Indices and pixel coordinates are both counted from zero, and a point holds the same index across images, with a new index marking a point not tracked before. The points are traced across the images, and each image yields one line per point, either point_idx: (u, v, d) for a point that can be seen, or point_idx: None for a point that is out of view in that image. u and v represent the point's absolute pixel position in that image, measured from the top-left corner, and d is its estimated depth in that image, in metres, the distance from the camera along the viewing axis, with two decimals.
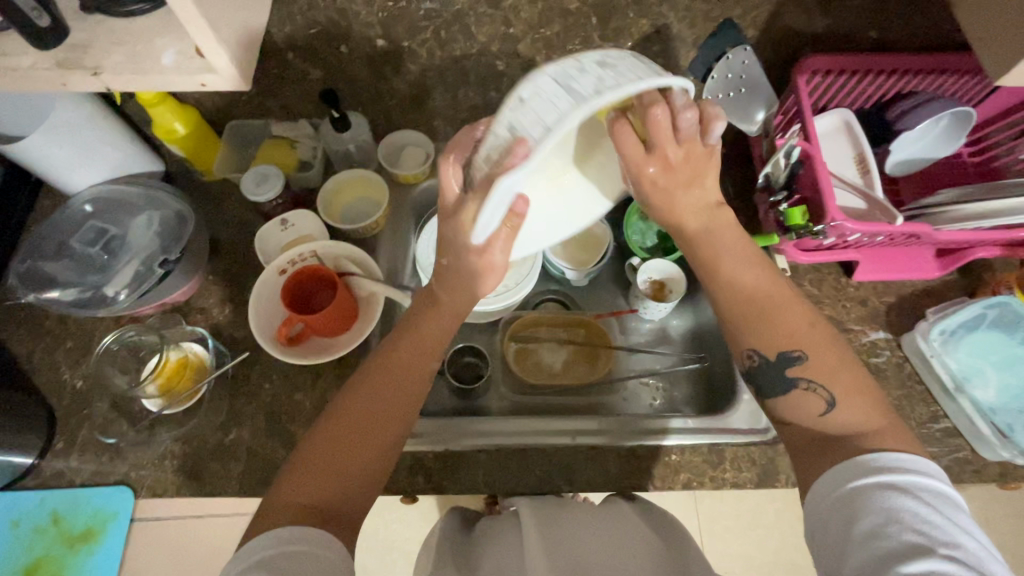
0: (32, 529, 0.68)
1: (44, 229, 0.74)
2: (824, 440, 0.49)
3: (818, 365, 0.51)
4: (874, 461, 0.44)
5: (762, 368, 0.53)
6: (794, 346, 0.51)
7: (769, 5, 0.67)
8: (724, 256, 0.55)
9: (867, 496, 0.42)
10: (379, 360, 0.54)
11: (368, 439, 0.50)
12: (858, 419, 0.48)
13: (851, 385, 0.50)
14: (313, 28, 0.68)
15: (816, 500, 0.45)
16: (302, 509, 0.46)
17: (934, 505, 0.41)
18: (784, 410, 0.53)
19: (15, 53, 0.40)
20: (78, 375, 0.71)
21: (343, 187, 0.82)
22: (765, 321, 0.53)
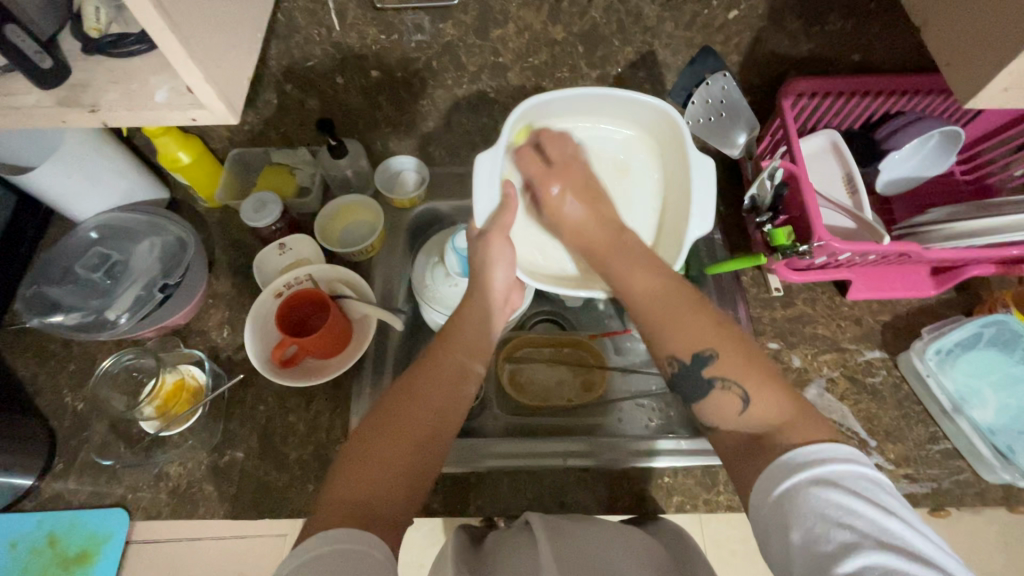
0: (28, 551, 0.68)
1: (50, 256, 0.77)
2: (757, 442, 0.47)
3: (729, 362, 0.50)
4: (794, 460, 0.43)
5: (682, 374, 0.52)
6: (707, 345, 0.50)
7: (751, 31, 0.68)
8: (628, 267, 0.58)
9: (795, 499, 0.42)
10: (418, 369, 0.57)
11: (412, 438, 0.51)
12: (772, 415, 0.47)
13: (761, 376, 0.49)
14: (309, 60, 0.70)
15: (756, 506, 0.44)
16: (345, 509, 0.46)
17: (860, 494, 0.41)
18: (708, 415, 0.51)
19: (19, 93, 0.43)
20: (79, 398, 0.73)
21: (340, 212, 0.84)
22: (672, 325, 0.53)
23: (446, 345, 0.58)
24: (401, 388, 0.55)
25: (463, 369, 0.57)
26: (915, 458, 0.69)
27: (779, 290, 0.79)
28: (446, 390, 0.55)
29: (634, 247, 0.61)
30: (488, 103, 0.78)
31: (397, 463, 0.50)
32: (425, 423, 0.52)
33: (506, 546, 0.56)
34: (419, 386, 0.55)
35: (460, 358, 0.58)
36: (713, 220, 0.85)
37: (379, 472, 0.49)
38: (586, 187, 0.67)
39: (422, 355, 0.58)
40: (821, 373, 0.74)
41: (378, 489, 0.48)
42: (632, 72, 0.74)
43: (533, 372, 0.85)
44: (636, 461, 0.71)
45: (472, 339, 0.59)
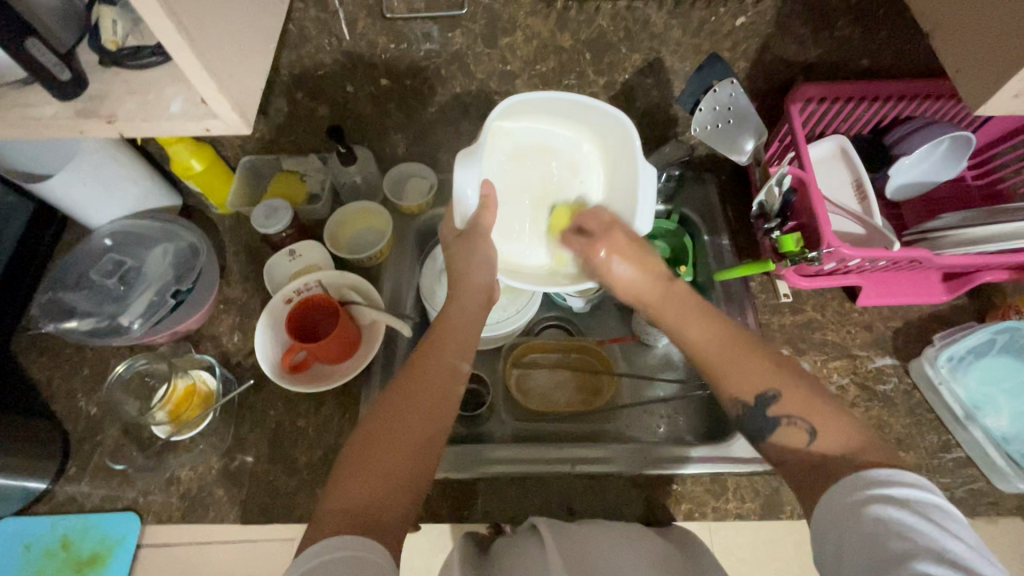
0: (43, 553, 0.69)
1: (66, 262, 0.79)
2: (820, 470, 0.48)
3: (793, 399, 0.52)
4: (864, 478, 0.45)
5: (748, 416, 0.54)
6: (768, 386, 0.53)
7: (758, 37, 0.68)
8: (684, 319, 0.60)
9: (857, 510, 0.43)
10: (408, 375, 0.57)
11: (407, 444, 0.51)
12: (837, 445, 0.49)
13: (826, 410, 0.51)
14: (320, 69, 0.71)
15: (819, 517, 0.46)
16: (347, 513, 0.46)
17: (923, 514, 0.42)
18: (773, 451, 0.53)
19: (39, 104, 0.44)
20: (93, 402, 0.74)
21: (349, 218, 0.85)
22: (734, 370, 0.55)
23: (434, 350, 0.59)
24: (391, 394, 0.55)
25: (451, 372, 0.58)
26: (927, 467, 0.68)
27: (788, 296, 0.79)
28: (437, 394, 0.55)
29: (686, 298, 0.62)
30: (497, 110, 0.79)
31: (395, 468, 0.50)
32: (418, 429, 0.53)
33: (517, 550, 0.56)
34: (410, 391, 0.55)
35: (448, 362, 0.58)
36: (721, 225, 0.85)
37: (376, 479, 0.49)
38: (639, 248, 0.64)
39: (410, 360, 0.59)
40: (831, 380, 0.74)
41: (378, 496, 0.48)
42: (639, 79, 0.74)
43: (541, 377, 0.85)
44: (647, 469, 0.71)
45: (457, 343, 0.60)
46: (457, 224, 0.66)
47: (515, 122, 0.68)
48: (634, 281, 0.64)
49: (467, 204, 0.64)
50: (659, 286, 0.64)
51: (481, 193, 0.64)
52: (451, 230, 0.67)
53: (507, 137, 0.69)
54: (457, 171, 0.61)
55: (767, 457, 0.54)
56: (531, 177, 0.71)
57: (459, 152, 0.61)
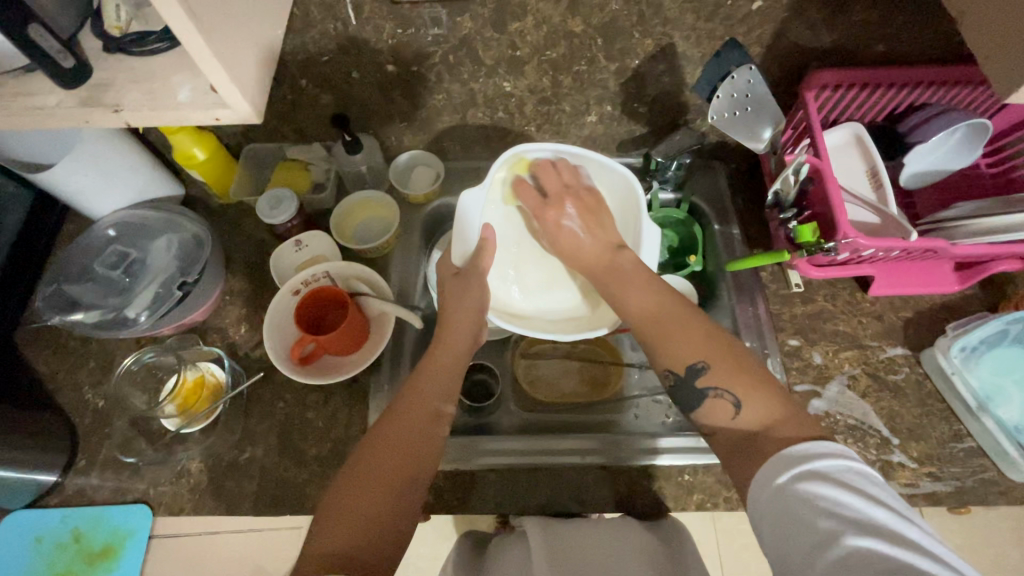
0: (53, 546, 0.70)
1: (70, 253, 0.77)
2: (748, 441, 0.49)
3: (720, 372, 0.52)
4: (789, 455, 0.45)
5: (680, 387, 0.54)
6: (698, 357, 0.53)
7: (774, 22, 0.67)
8: (624, 287, 0.59)
9: (790, 492, 0.43)
10: (391, 417, 0.58)
11: (384, 488, 0.53)
12: (762, 416, 0.49)
13: (751, 381, 0.51)
14: (324, 55, 0.70)
15: (755, 500, 0.45)
16: (330, 557, 0.47)
17: (847, 485, 0.42)
18: (705, 424, 0.53)
19: (43, 93, 0.43)
20: (100, 395, 0.73)
21: (355, 207, 0.84)
22: (667, 340, 0.55)
23: (416, 391, 0.60)
24: (372, 437, 0.57)
25: (433, 413, 0.58)
26: (937, 456, 0.68)
27: (800, 286, 0.78)
28: (421, 438, 0.56)
29: (628, 267, 0.61)
30: (505, 97, 0.77)
31: (373, 512, 0.51)
32: (400, 471, 0.54)
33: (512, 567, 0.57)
34: (389, 434, 0.56)
35: (431, 403, 0.59)
36: (731, 214, 0.84)
37: (357, 522, 0.50)
38: (594, 214, 0.65)
39: (392, 404, 0.59)
40: (842, 370, 0.73)
41: (357, 537, 0.49)
42: (651, 65, 0.72)
43: (548, 368, 0.85)
44: (637, 459, 0.70)
45: (440, 381, 0.61)
46: (453, 262, 0.69)
47: None
48: (583, 244, 0.64)
49: (468, 241, 0.69)
50: (607, 254, 0.63)
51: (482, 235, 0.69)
52: (448, 268, 0.69)
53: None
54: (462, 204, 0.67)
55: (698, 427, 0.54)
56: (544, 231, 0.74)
57: (463, 194, 0.67)
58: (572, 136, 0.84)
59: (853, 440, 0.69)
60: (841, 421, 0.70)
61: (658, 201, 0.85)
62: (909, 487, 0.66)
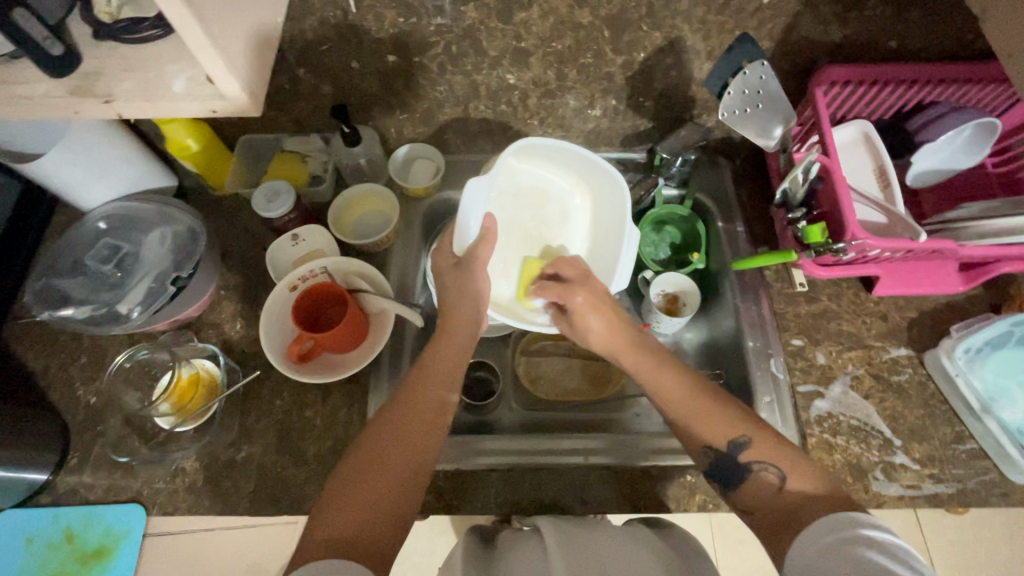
0: (45, 546, 0.69)
1: (60, 246, 0.75)
2: (793, 509, 0.50)
3: (762, 447, 0.54)
4: (835, 522, 0.46)
5: (719, 461, 0.56)
6: (740, 432, 0.56)
7: (785, 15, 0.65)
8: (658, 366, 0.61)
9: (833, 556, 0.44)
10: (398, 407, 0.57)
11: (390, 477, 0.52)
12: (807, 485, 0.52)
13: (794, 458, 0.54)
14: (324, 43, 0.68)
15: (797, 564, 0.46)
16: (339, 543, 0.47)
17: (891, 553, 0.42)
18: (745, 497, 0.55)
19: (30, 81, 0.41)
20: (92, 391, 0.71)
21: (354, 201, 0.82)
22: (705, 418, 0.57)
23: (422, 380, 0.59)
24: (378, 425, 0.56)
25: (439, 404, 0.58)
26: (940, 458, 0.68)
27: (804, 285, 0.77)
28: (426, 429, 0.56)
29: (657, 348, 0.63)
30: (508, 90, 0.75)
31: (380, 500, 0.50)
32: (405, 461, 0.53)
33: (517, 555, 0.57)
34: (394, 423, 0.56)
35: (438, 394, 0.58)
36: (736, 212, 0.83)
37: (359, 510, 0.49)
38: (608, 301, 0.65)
39: (398, 393, 0.58)
40: (846, 371, 0.73)
41: (363, 524, 0.49)
42: (658, 58, 0.71)
43: (550, 365, 0.84)
44: (643, 459, 0.70)
45: (445, 370, 0.60)
46: (454, 250, 0.67)
47: (521, 160, 0.72)
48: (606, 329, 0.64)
49: (467, 232, 0.67)
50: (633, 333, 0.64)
51: (483, 226, 0.67)
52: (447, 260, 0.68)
53: (510, 175, 0.73)
54: (465, 198, 0.63)
55: (739, 505, 0.55)
56: (528, 219, 0.74)
57: (469, 181, 0.62)
58: (576, 129, 0.82)
59: (856, 441, 0.69)
60: (844, 422, 0.70)
61: (662, 197, 0.84)
62: (911, 489, 0.66)
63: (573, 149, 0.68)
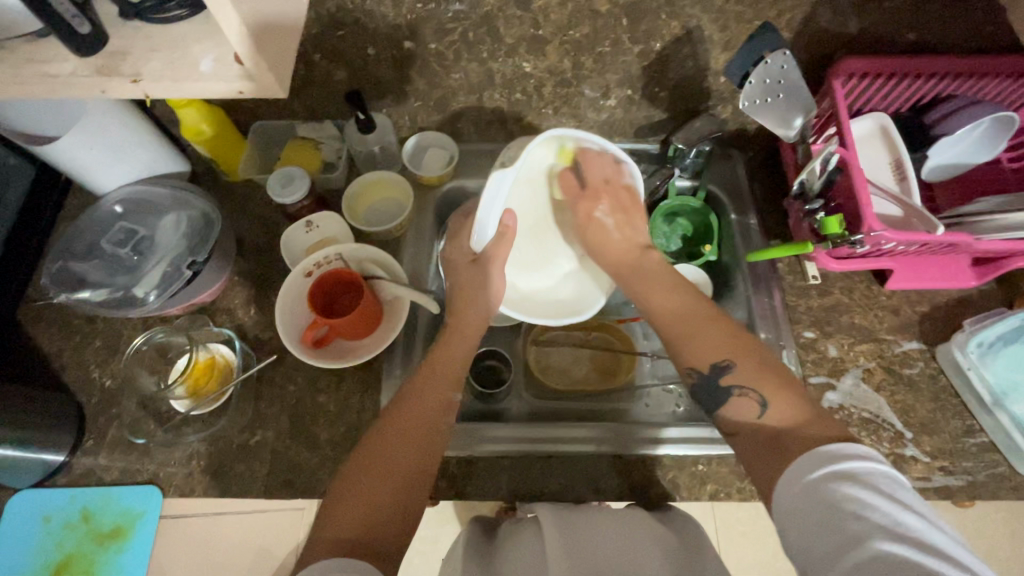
0: (62, 526, 0.69)
1: (75, 230, 0.76)
2: (773, 440, 0.49)
3: (744, 370, 0.53)
4: (820, 456, 0.45)
5: (702, 386, 0.55)
6: (723, 357, 0.54)
7: (804, 6, 0.65)
8: (648, 285, 0.63)
9: (819, 492, 0.43)
10: (400, 404, 0.58)
11: (398, 474, 0.53)
12: (786, 417, 0.50)
13: (776, 383, 0.52)
14: (340, 29, 0.68)
15: (781, 501, 0.45)
16: (347, 542, 0.47)
17: (878, 488, 0.42)
18: (728, 423, 0.54)
19: (56, 60, 0.41)
20: (107, 374, 0.72)
21: (366, 189, 0.82)
22: (691, 339, 0.57)
23: (427, 379, 0.60)
24: (385, 421, 0.57)
25: (445, 403, 0.58)
26: (950, 451, 0.68)
27: (816, 278, 0.78)
28: (430, 424, 0.57)
29: (650, 268, 0.66)
30: (523, 78, 0.75)
31: (387, 497, 0.51)
32: (412, 458, 0.54)
33: (519, 546, 0.57)
34: (399, 420, 0.56)
35: (443, 393, 0.59)
36: (749, 204, 0.83)
37: (369, 508, 0.50)
38: (625, 211, 0.68)
39: (403, 391, 0.59)
40: (858, 363, 0.73)
41: (371, 522, 0.49)
42: (675, 48, 0.71)
43: (560, 355, 0.84)
44: (647, 449, 0.70)
45: (450, 369, 0.61)
46: (472, 245, 0.67)
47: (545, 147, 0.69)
48: (613, 241, 0.68)
49: (485, 228, 0.67)
50: (634, 253, 0.67)
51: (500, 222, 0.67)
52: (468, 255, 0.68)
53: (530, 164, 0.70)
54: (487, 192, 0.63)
55: (721, 428, 0.54)
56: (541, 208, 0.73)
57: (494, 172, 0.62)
58: (589, 120, 0.82)
59: (867, 433, 0.69)
60: (855, 414, 0.70)
61: (674, 188, 0.84)
62: (922, 481, 0.67)
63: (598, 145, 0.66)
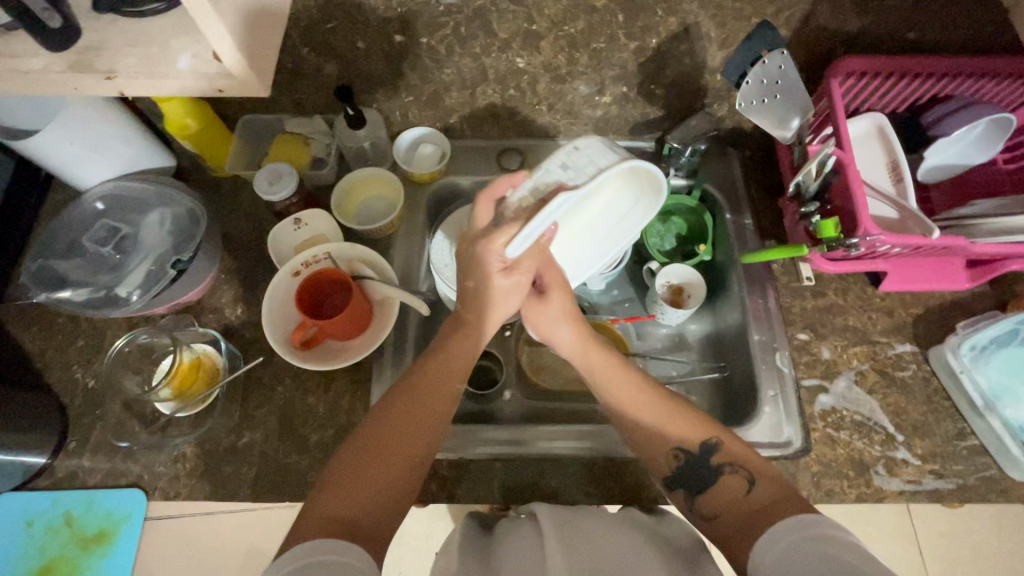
0: (45, 530, 0.67)
1: (57, 227, 0.74)
2: (755, 514, 0.51)
3: (733, 450, 0.57)
4: (811, 518, 0.46)
5: (688, 464, 0.58)
6: (712, 434, 0.58)
7: (802, 5, 0.64)
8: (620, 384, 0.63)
9: (802, 547, 0.44)
10: (401, 395, 0.58)
11: (393, 459, 0.53)
12: (772, 492, 0.52)
13: (760, 462, 0.56)
14: (330, 22, 0.66)
15: (765, 556, 0.46)
16: (334, 522, 0.47)
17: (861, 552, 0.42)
18: (708, 504, 0.56)
19: (27, 54, 0.40)
20: (91, 374, 0.71)
21: (356, 186, 0.80)
22: (669, 421, 0.60)
23: (432, 370, 0.60)
24: (391, 405, 0.57)
25: (452, 394, 0.59)
26: (940, 454, 0.68)
27: (811, 279, 0.77)
28: (430, 417, 0.57)
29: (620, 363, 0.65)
30: (517, 74, 0.73)
31: (380, 483, 0.52)
32: (413, 446, 0.55)
33: (513, 539, 0.56)
34: (403, 408, 0.57)
35: (453, 383, 0.60)
36: (744, 204, 0.82)
37: (361, 494, 0.50)
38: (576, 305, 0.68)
39: (407, 378, 0.60)
40: (851, 366, 0.73)
41: (360, 507, 0.49)
42: (671, 46, 0.70)
43: (553, 355, 0.83)
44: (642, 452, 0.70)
45: (456, 360, 0.61)
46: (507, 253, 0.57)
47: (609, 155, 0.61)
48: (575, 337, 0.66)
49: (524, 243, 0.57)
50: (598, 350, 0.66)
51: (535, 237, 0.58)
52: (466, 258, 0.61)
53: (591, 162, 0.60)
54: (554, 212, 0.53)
55: (699, 508, 0.56)
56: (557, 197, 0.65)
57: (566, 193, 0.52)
58: (584, 117, 0.80)
59: (859, 436, 0.69)
60: (847, 417, 0.70)
61: (669, 187, 0.83)
62: (912, 484, 0.67)
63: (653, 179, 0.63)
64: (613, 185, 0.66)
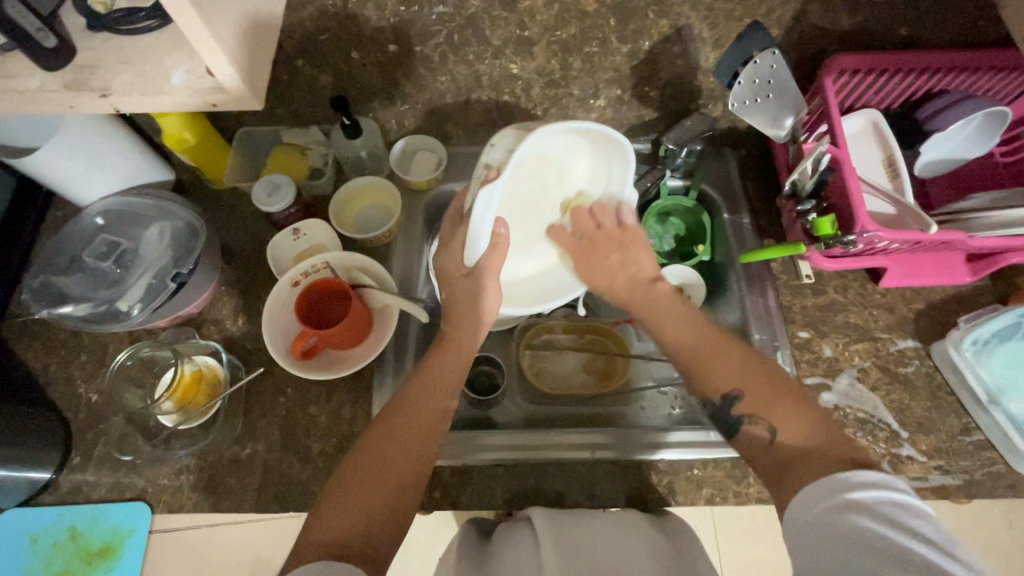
0: (51, 545, 0.68)
1: (57, 243, 0.74)
2: (789, 460, 0.51)
3: (753, 401, 0.55)
4: (845, 480, 0.46)
5: (718, 411, 0.57)
6: (734, 387, 0.56)
7: (793, 4, 0.64)
8: (664, 318, 0.64)
9: (832, 513, 0.45)
10: (393, 412, 0.57)
11: (385, 479, 0.53)
12: (800, 440, 0.52)
13: (786, 407, 0.54)
14: (324, 33, 0.67)
15: (793, 517, 0.47)
16: (333, 545, 0.48)
17: (893, 523, 0.43)
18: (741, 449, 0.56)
19: (22, 75, 0.41)
20: (93, 389, 0.71)
21: (354, 195, 0.80)
22: (709, 366, 0.59)
23: (422, 389, 0.59)
24: (381, 427, 0.56)
25: (440, 414, 0.58)
26: (946, 449, 0.68)
27: (810, 276, 0.77)
28: (421, 436, 0.56)
29: (662, 301, 0.65)
30: (511, 80, 0.73)
31: (374, 504, 0.51)
32: (404, 467, 0.54)
33: (512, 546, 0.55)
34: (394, 426, 0.56)
35: (440, 402, 0.59)
36: (742, 203, 0.82)
37: (357, 514, 0.50)
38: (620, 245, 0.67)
39: (398, 396, 0.59)
40: (853, 363, 0.73)
41: (354, 527, 0.49)
42: (664, 48, 0.70)
43: (555, 360, 0.83)
44: (638, 454, 0.70)
45: (446, 377, 0.60)
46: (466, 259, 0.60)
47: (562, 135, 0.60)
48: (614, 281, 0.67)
49: (476, 246, 0.58)
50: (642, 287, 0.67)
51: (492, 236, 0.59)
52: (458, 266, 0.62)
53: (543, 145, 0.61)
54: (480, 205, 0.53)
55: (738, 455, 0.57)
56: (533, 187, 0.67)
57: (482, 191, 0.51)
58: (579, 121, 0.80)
59: (864, 433, 0.69)
60: (851, 414, 0.70)
61: (666, 188, 0.82)
62: (918, 480, 0.66)
63: (611, 144, 0.58)
64: (586, 155, 0.63)
